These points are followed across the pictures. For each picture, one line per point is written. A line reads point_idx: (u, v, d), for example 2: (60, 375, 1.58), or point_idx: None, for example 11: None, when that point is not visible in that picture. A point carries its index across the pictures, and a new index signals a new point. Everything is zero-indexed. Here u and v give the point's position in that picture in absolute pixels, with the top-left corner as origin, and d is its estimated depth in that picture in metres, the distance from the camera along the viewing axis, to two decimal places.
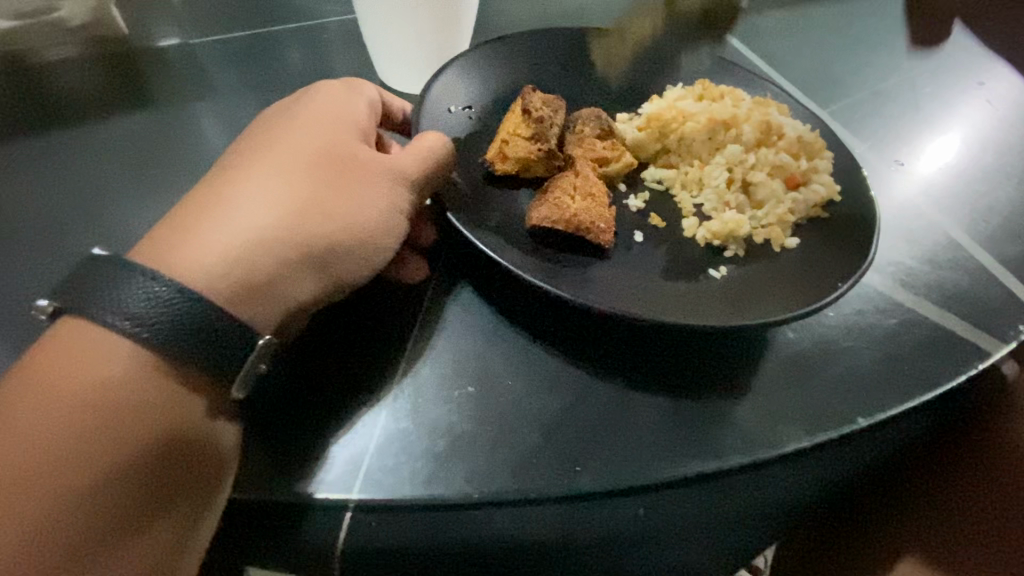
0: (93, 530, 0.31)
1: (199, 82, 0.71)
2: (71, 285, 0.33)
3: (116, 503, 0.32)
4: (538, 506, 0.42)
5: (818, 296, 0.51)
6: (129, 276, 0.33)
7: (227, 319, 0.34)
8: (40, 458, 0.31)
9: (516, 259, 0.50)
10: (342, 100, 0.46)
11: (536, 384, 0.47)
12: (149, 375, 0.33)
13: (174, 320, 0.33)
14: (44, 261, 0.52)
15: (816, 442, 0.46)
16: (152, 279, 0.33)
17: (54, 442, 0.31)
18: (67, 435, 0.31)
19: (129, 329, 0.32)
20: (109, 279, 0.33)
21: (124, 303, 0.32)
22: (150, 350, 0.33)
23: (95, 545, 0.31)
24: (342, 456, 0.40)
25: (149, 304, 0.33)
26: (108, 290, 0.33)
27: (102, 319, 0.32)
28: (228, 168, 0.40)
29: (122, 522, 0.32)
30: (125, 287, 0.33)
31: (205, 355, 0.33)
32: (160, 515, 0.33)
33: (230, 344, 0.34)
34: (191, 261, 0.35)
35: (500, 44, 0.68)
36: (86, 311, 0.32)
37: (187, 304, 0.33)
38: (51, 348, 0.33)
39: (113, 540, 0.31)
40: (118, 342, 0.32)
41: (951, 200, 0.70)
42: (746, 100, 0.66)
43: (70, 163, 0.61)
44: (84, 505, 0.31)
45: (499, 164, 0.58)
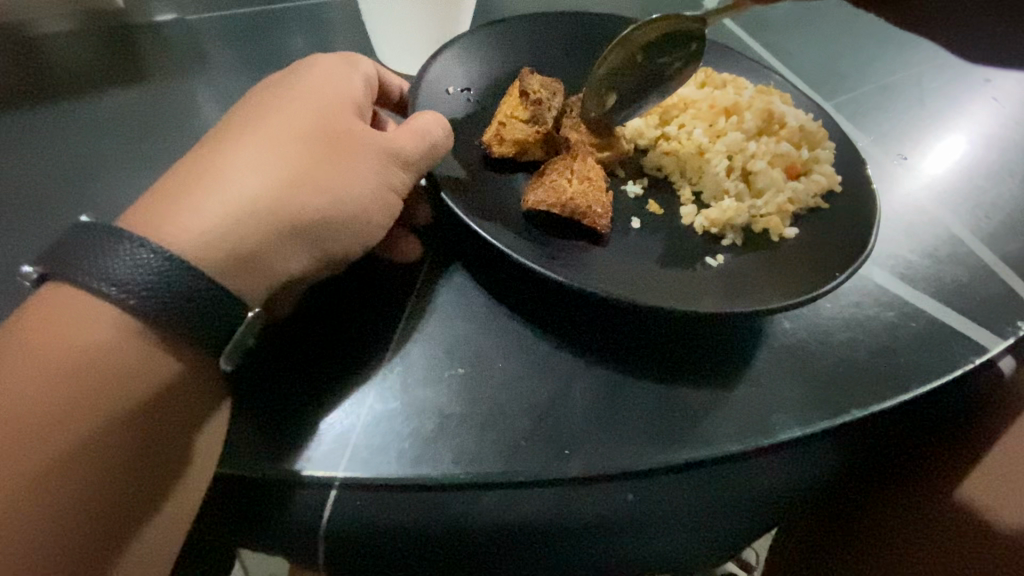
0: (71, 500, 0.30)
1: (195, 57, 0.71)
2: (58, 250, 0.33)
3: (95, 473, 0.31)
4: (526, 490, 0.41)
5: (816, 286, 0.51)
6: (116, 242, 0.32)
7: (215, 290, 0.34)
8: (21, 421, 0.30)
9: (511, 242, 0.49)
10: (337, 74, 0.45)
11: (529, 368, 0.46)
12: (133, 342, 0.32)
13: (160, 287, 0.32)
14: (33, 232, 0.52)
15: (810, 431, 0.45)
16: (139, 245, 0.32)
17: (36, 406, 0.30)
18: (47, 399, 0.31)
19: (115, 295, 0.32)
20: (95, 245, 0.32)
21: (109, 269, 0.32)
22: (136, 317, 0.32)
23: (72, 516, 0.30)
24: (330, 434, 0.40)
25: (135, 270, 0.32)
26: (93, 256, 0.32)
27: (87, 284, 0.32)
28: (219, 138, 0.39)
29: (101, 494, 0.31)
30: (111, 253, 0.32)
31: (193, 324, 0.33)
32: (140, 488, 0.32)
33: (219, 315, 0.34)
34: (179, 228, 0.34)
35: (501, 26, 0.67)
36: (70, 276, 0.32)
37: (173, 271, 0.32)
38: (34, 313, 0.32)
39: (91, 511, 0.31)
40: (103, 308, 0.32)
41: (953, 196, 0.69)
42: (747, 88, 0.65)
43: (62, 135, 0.60)
44: (63, 473, 0.30)
45: (497, 145, 0.57)
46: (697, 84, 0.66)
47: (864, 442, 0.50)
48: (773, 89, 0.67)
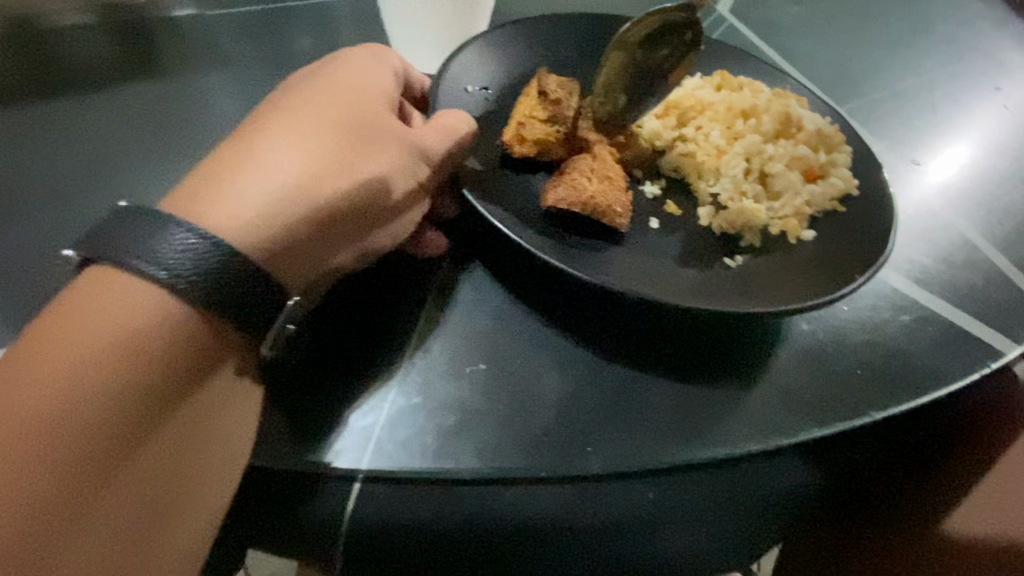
0: (112, 495, 0.31)
1: (214, 52, 0.71)
2: (100, 233, 0.33)
3: (136, 469, 0.31)
4: (544, 485, 0.42)
5: (836, 288, 0.51)
6: (161, 227, 0.32)
7: (259, 277, 0.34)
8: (65, 408, 0.30)
9: (533, 240, 0.49)
10: (370, 70, 0.46)
11: (549, 365, 0.46)
12: (178, 328, 0.32)
13: (209, 272, 0.32)
14: (57, 225, 0.52)
15: (829, 432, 0.45)
16: (186, 231, 0.32)
17: (81, 393, 0.30)
18: (94, 386, 0.30)
19: (164, 279, 0.31)
20: (140, 228, 0.32)
21: (157, 253, 0.32)
22: (183, 303, 0.32)
23: (113, 510, 0.31)
24: (354, 427, 0.40)
25: (182, 255, 0.32)
26: (139, 239, 0.32)
27: (133, 268, 0.31)
28: (253, 129, 0.39)
29: (140, 490, 0.32)
30: (158, 238, 0.32)
31: (238, 312, 0.33)
32: (177, 483, 0.33)
33: (262, 302, 0.34)
34: (221, 215, 0.34)
35: (520, 26, 0.67)
36: (114, 258, 0.32)
37: (221, 258, 0.32)
38: (78, 292, 0.32)
39: (131, 506, 0.31)
40: (149, 291, 0.32)
41: (967, 201, 0.69)
42: (764, 92, 0.65)
43: (83, 128, 0.61)
44: (107, 468, 0.30)
45: (517, 145, 0.57)
46: (714, 86, 0.66)
47: (877, 445, 0.50)
48: (790, 93, 0.67)
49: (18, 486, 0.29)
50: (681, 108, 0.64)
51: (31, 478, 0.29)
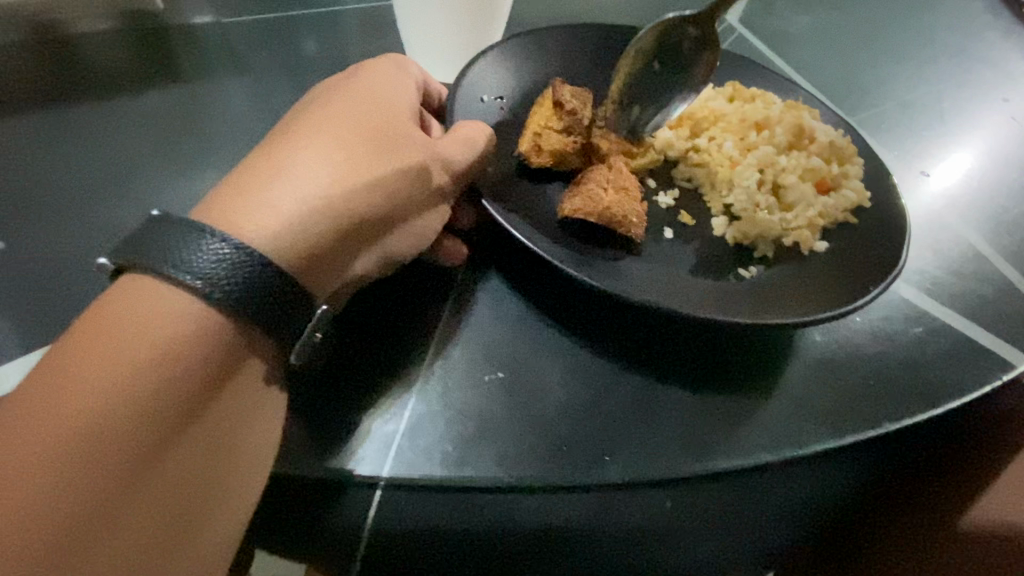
0: (140, 502, 0.31)
1: (231, 59, 0.72)
2: (135, 243, 0.33)
3: (163, 475, 0.31)
4: (564, 495, 0.42)
5: (850, 300, 0.51)
6: (194, 237, 0.33)
7: (288, 285, 0.34)
8: (100, 414, 0.30)
9: (550, 249, 0.50)
10: (391, 82, 0.47)
11: (566, 374, 0.47)
12: (209, 336, 0.33)
13: (239, 281, 0.33)
14: (79, 231, 0.53)
15: (844, 443, 0.46)
16: (217, 240, 0.33)
17: (115, 400, 0.31)
18: (127, 393, 0.31)
19: (199, 288, 0.32)
20: (175, 237, 0.33)
21: (191, 262, 0.32)
22: (217, 311, 0.33)
23: (141, 516, 0.31)
24: (375, 434, 0.41)
25: (213, 263, 0.33)
26: (173, 248, 0.33)
27: (167, 276, 0.32)
28: (280, 141, 0.40)
29: (167, 497, 0.32)
30: (192, 247, 0.33)
31: (270, 319, 0.34)
32: (203, 490, 0.33)
33: (290, 310, 0.35)
34: (251, 225, 0.35)
35: (534, 36, 0.68)
36: (150, 266, 0.32)
37: (250, 266, 0.33)
38: (113, 300, 0.33)
39: (158, 513, 0.31)
40: (184, 299, 0.33)
41: (976, 213, 0.70)
42: (776, 103, 0.66)
43: (103, 134, 0.61)
44: (135, 474, 0.31)
45: (534, 155, 0.57)
46: (727, 97, 0.67)
47: (890, 455, 0.51)
48: (801, 104, 0.68)
49: (50, 493, 0.29)
50: (694, 119, 0.65)
51: (63, 485, 0.29)
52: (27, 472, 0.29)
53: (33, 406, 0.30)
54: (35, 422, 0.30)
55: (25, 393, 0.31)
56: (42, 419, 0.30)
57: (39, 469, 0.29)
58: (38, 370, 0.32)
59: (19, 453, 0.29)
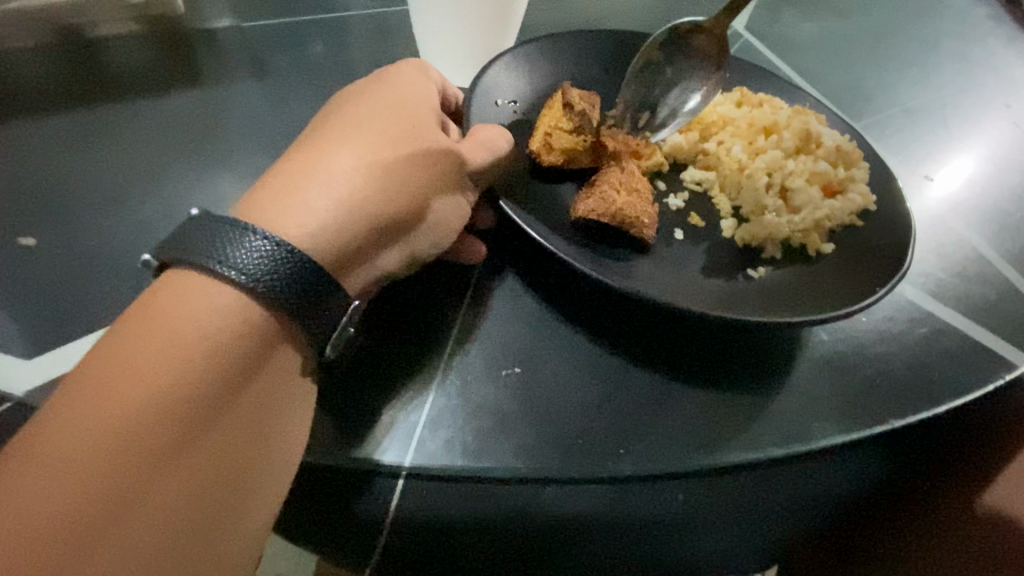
0: (181, 488, 0.32)
1: (250, 62, 0.73)
2: (178, 239, 0.35)
3: (201, 462, 0.33)
4: (578, 486, 0.43)
5: (857, 300, 0.52)
6: (236, 233, 0.35)
7: (323, 279, 0.36)
8: (147, 401, 0.32)
9: (565, 248, 0.51)
10: (414, 86, 0.48)
11: (580, 369, 0.48)
12: (248, 328, 0.34)
13: (277, 274, 0.35)
14: (108, 230, 0.54)
15: (851, 438, 0.47)
16: (257, 236, 0.35)
17: (161, 387, 0.32)
18: (173, 381, 0.32)
19: (241, 282, 0.34)
20: (217, 233, 0.35)
21: (233, 257, 0.34)
22: (259, 304, 0.35)
23: (181, 503, 0.32)
24: (398, 425, 0.42)
25: (253, 258, 0.34)
26: (216, 244, 0.34)
27: (210, 270, 0.34)
28: (311, 143, 0.42)
29: (205, 483, 0.33)
30: (233, 243, 0.34)
31: (307, 312, 0.36)
32: (238, 479, 0.34)
33: (325, 304, 0.36)
34: (286, 222, 0.37)
35: (547, 41, 0.69)
36: (194, 261, 0.34)
37: (288, 261, 0.35)
38: (156, 294, 0.34)
39: (196, 500, 0.32)
40: (227, 292, 0.34)
41: (979, 216, 0.71)
42: (783, 108, 0.67)
43: (129, 135, 0.63)
44: (175, 460, 0.32)
45: (545, 154, 0.59)
46: (735, 102, 0.68)
47: (897, 450, 0.52)
48: (809, 109, 0.69)
49: (96, 480, 0.30)
50: (704, 122, 0.67)
51: (107, 471, 0.30)
52: (74, 459, 0.30)
53: (78, 397, 0.32)
54: (80, 412, 0.31)
55: (71, 385, 0.32)
56: (88, 409, 0.31)
57: (84, 455, 0.30)
58: (82, 364, 0.33)
59: (66, 443, 0.30)
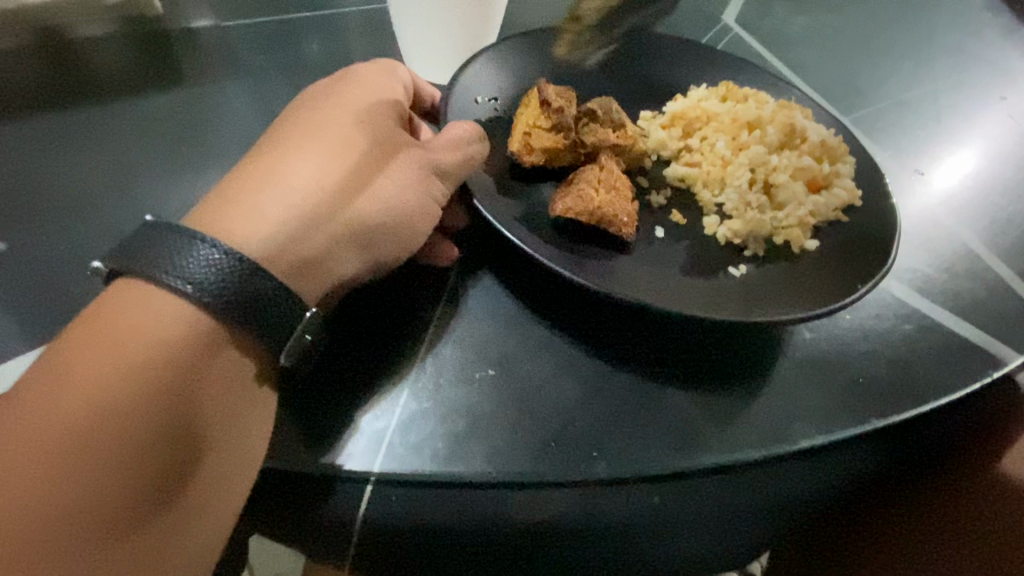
0: (130, 501, 0.32)
1: (229, 62, 0.73)
2: (129, 248, 0.35)
3: (153, 475, 0.32)
4: (550, 490, 0.43)
5: (839, 298, 0.52)
6: (187, 242, 0.35)
7: (279, 287, 0.36)
8: (97, 412, 0.32)
9: (541, 248, 0.50)
10: (379, 90, 0.49)
11: (557, 370, 0.48)
12: (202, 338, 0.34)
13: (230, 284, 0.35)
14: (81, 232, 0.54)
15: (831, 439, 0.46)
16: (209, 246, 0.35)
17: (111, 398, 0.32)
18: (122, 392, 0.32)
19: (189, 292, 0.34)
20: (167, 243, 0.35)
21: (182, 267, 0.34)
22: (208, 314, 0.34)
23: (131, 515, 0.32)
24: (367, 430, 0.42)
25: (205, 268, 0.34)
26: (166, 254, 0.34)
27: (160, 280, 0.34)
28: (274, 149, 0.42)
29: (156, 496, 0.32)
30: (184, 253, 0.34)
31: (260, 321, 0.36)
32: (191, 490, 0.34)
33: (280, 312, 0.36)
34: (245, 229, 0.37)
35: (528, 37, 0.68)
36: (144, 272, 0.34)
37: (240, 270, 0.35)
38: (107, 304, 0.34)
39: (147, 513, 0.32)
40: (175, 303, 0.34)
41: (970, 211, 0.70)
42: (769, 103, 0.66)
43: (104, 136, 0.63)
44: (125, 474, 0.31)
45: (526, 156, 0.58)
46: (718, 97, 0.67)
47: (879, 449, 0.51)
48: (794, 103, 0.68)
49: (45, 492, 0.30)
50: (688, 118, 0.66)
51: (56, 484, 0.30)
52: (23, 471, 0.30)
53: (30, 408, 0.32)
54: (30, 424, 0.31)
55: (21, 395, 0.32)
56: (39, 422, 0.31)
57: (32, 467, 0.30)
58: (34, 374, 0.33)
59: (14, 454, 0.30)
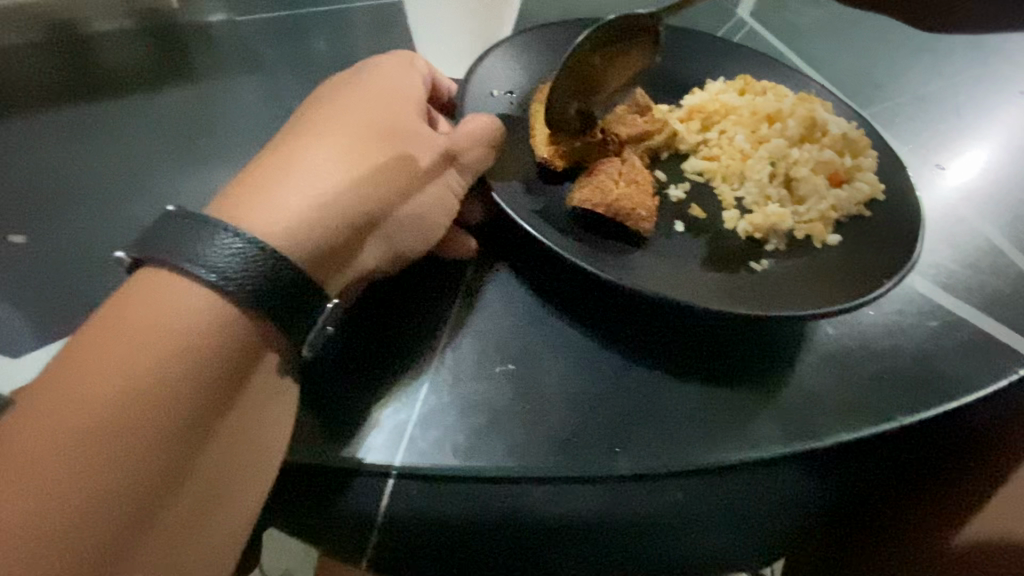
0: (149, 498, 0.31)
1: (243, 56, 0.73)
2: (151, 237, 0.35)
3: (167, 474, 0.32)
4: (575, 484, 0.42)
5: (864, 293, 0.51)
6: (210, 232, 0.34)
7: (302, 278, 0.36)
8: (122, 402, 0.31)
9: (560, 242, 0.50)
10: (397, 81, 0.48)
11: (576, 367, 0.47)
12: (225, 331, 0.34)
13: (252, 274, 0.34)
14: (97, 226, 0.54)
15: (856, 436, 0.45)
16: (232, 235, 0.34)
17: (137, 389, 0.32)
18: (149, 384, 0.32)
19: (212, 281, 0.34)
20: (189, 232, 0.34)
21: (205, 256, 0.34)
22: (230, 303, 0.34)
23: (147, 516, 0.31)
24: (387, 424, 0.41)
25: (227, 256, 0.34)
26: (189, 243, 0.34)
27: (183, 269, 0.34)
28: (293, 141, 0.42)
29: (174, 495, 0.32)
30: (207, 242, 0.34)
31: (283, 311, 0.35)
32: (204, 488, 0.33)
33: (303, 304, 0.36)
34: (265, 220, 0.37)
35: (543, 30, 0.68)
36: (167, 261, 0.34)
37: (262, 260, 0.35)
38: (127, 294, 0.34)
39: (168, 505, 0.32)
40: (197, 292, 0.34)
41: (992, 206, 0.68)
42: (788, 96, 0.66)
43: (119, 130, 0.63)
44: (146, 470, 0.31)
45: (557, 158, 0.57)
46: (736, 90, 0.67)
47: (900, 448, 0.50)
48: (814, 96, 0.67)
49: (55, 493, 0.29)
50: (706, 111, 0.65)
51: (71, 484, 0.30)
52: (38, 470, 0.30)
53: (54, 397, 0.31)
54: (42, 421, 0.31)
55: (34, 392, 0.32)
56: (63, 411, 0.31)
57: (51, 462, 0.30)
58: (52, 366, 0.33)
59: (40, 443, 0.30)
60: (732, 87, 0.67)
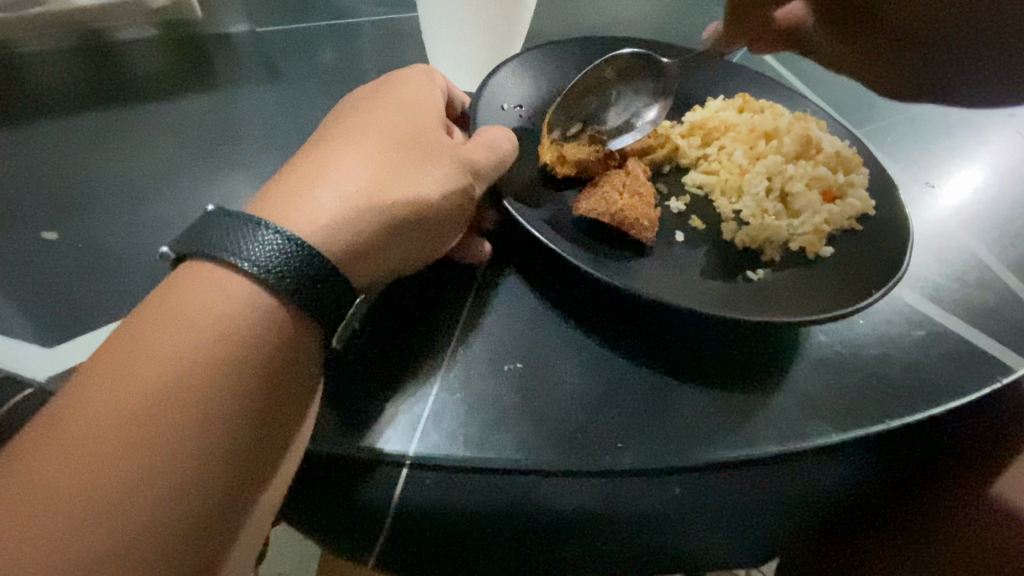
0: (191, 477, 0.33)
1: (264, 66, 0.76)
2: (196, 232, 0.38)
3: (208, 455, 0.34)
4: (580, 480, 0.43)
5: (853, 302, 0.53)
6: (251, 229, 0.37)
7: (333, 274, 0.38)
8: (171, 386, 0.34)
9: (567, 248, 0.52)
10: (420, 93, 0.51)
11: (581, 367, 0.49)
12: (263, 322, 0.36)
13: (289, 267, 0.37)
14: (125, 225, 0.56)
15: (847, 437, 0.48)
16: (272, 232, 0.37)
17: (184, 374, 0.34)
18: (195, 370, 0.34)
19: (252, 273, 0.36)
20: (232, 228, 0.37)
21: (247, 250, 0.36)
22: (269, 294, 0.37)
23: (188, 495, 0.33)
24: (403, 416, 0.44)
25: (266, 251, 0.37)
26: (232, 238, 0.37)
27: (226, 262, 0.36)
28: (323, 147, 0.45)
29: (212, 476, 0.34)
30: (249, 238, 0.37)
31: (315, 304, 0.38)
32: (240, 472, 0.35)
33: (333, 297, 0.39)
34: (298, 219, 0.39)
35: (553, 47, 0.71)
36: (211, 254, 0.36)
37: (299, 256, 0.37)
38: (173, 285, 0.37)
39: (207, 485, 0.34)
40: (238, 283, 0.36)
41: (980, 223, 0.71)
42: (785, 115, 0.69)
43: (145, 135, 0.65)
44: (189, 450, 0.33)
45: (560, 166, 0.60)
46: (735, 108, 0.70)
47: (892, 451, 0.53)
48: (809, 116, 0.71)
49: (104, 466, 0.32)
50: (707, 127, 0.68)
51: (122, 460, 0.32)
52: (92, 446, 0.32)
53: (106, 379, 0.34)
54: (95, 400, 0.33)
55: (86, 373, 0.34)
56: (115, 392, 0.33)
57: (103, 440, 0.32)
58: (103, 351, 0.35)
59: (94, 421, 0.32)
60: (730, 105, 0.70)
